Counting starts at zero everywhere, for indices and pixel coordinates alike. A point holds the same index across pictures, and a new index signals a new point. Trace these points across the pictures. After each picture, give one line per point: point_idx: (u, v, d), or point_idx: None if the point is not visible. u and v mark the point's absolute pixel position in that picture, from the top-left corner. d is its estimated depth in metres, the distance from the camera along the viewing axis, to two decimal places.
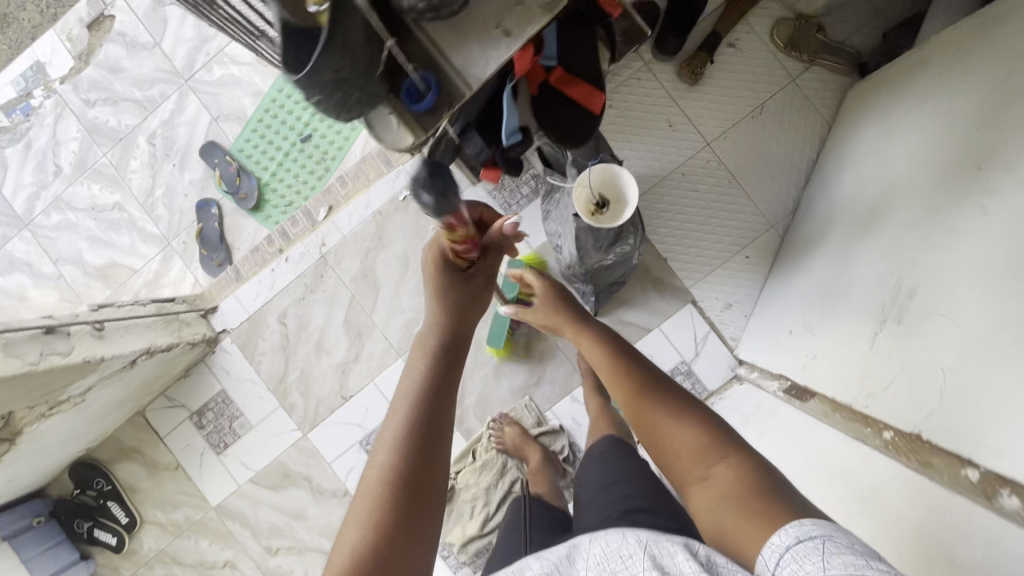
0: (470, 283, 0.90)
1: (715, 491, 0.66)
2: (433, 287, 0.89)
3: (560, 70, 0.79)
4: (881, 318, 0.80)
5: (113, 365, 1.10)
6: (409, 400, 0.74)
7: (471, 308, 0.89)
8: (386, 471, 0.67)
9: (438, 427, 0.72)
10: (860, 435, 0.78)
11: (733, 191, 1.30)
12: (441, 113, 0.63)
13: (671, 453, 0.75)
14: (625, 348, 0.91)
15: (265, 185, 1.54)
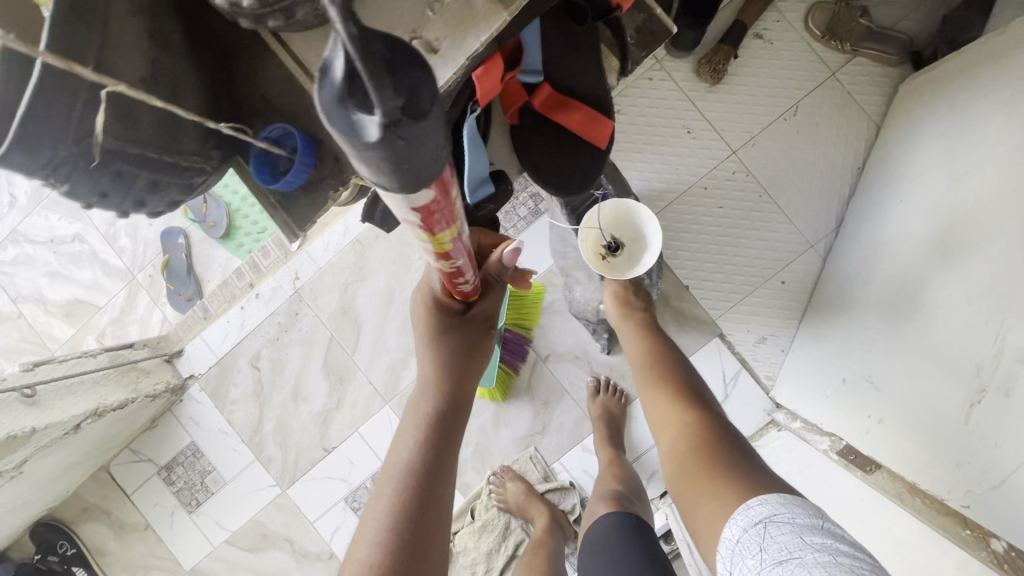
0: (468, 331, 0.69)
1: (693, 467, 0.63)
2: (426, 335, 0.68)
3: (547, 91, 0.68)
4: (978, 385, 0.62)
5: (50, 434, 0.95)
6: (397, 475, 0.59)
7: (476, 354, 0.69)
8: (366, 573, 0.53)
9: (431, 506, 0.58)
10: (957, 539, 0.60)
11: (764, 205, 1.12)
12: (319, 182, 0.53)
13: (661, 423, 0.72)
14: (657, 339, 0.86)
15: (235, 212, 1.35)
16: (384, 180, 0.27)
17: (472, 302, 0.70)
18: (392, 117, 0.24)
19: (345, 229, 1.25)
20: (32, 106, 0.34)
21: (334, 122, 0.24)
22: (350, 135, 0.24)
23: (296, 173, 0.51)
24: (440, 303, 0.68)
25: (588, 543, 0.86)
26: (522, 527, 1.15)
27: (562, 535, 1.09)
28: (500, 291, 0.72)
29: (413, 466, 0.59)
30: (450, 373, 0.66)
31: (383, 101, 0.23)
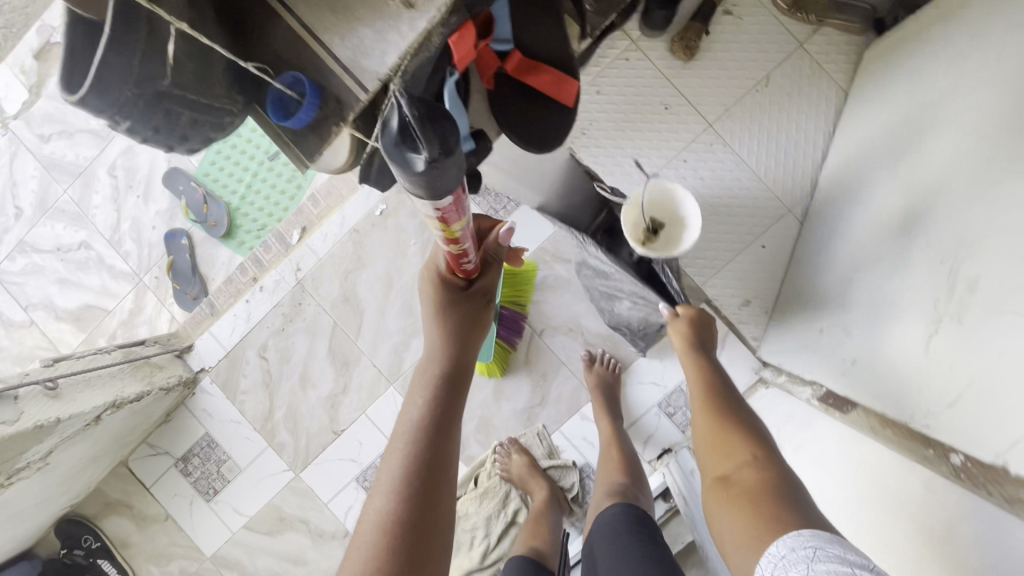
0: (471, 304, 0.71)
1: (741, 498, 0.59)
2: (431, 309, 0.70)
3: (517, 55, 0.68)
4: (936, 317, 0.67)
5: (73, 424, 1.00)
6: (410, 432, 0.60)
7: (477, 327, 0.71)
8: (382, 521, 0.54)
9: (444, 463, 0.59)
10: (919, 458, 0.65)
11: (742, 174, 1.17)
12: (326, 126, 0.53)
13: (713, 452, 0.68)
14: (719, 375, 0.80)
15: (234, 210, 1.43)
16: (425, 195, 0.46)
17: (474, 279, 0.73)
18: (430, 156, 0.43)
19: (342, 220, 1.30)
20: (104, 57, 0.41)
21: (396, 159, 0.43)
22: (405, 166, 0.43)
23: (303, 112, 0.51)
24: (444, 279, 0.71)
25: (598, 526, 0.85)
26: (520, 496, 1.20)
27: (560, 510, 1.13)
28: (497, 269, 0.75)
29: (425, 422, 0.61)
30: (452, 341, 0.67)
31: (427, 149, 0.42)
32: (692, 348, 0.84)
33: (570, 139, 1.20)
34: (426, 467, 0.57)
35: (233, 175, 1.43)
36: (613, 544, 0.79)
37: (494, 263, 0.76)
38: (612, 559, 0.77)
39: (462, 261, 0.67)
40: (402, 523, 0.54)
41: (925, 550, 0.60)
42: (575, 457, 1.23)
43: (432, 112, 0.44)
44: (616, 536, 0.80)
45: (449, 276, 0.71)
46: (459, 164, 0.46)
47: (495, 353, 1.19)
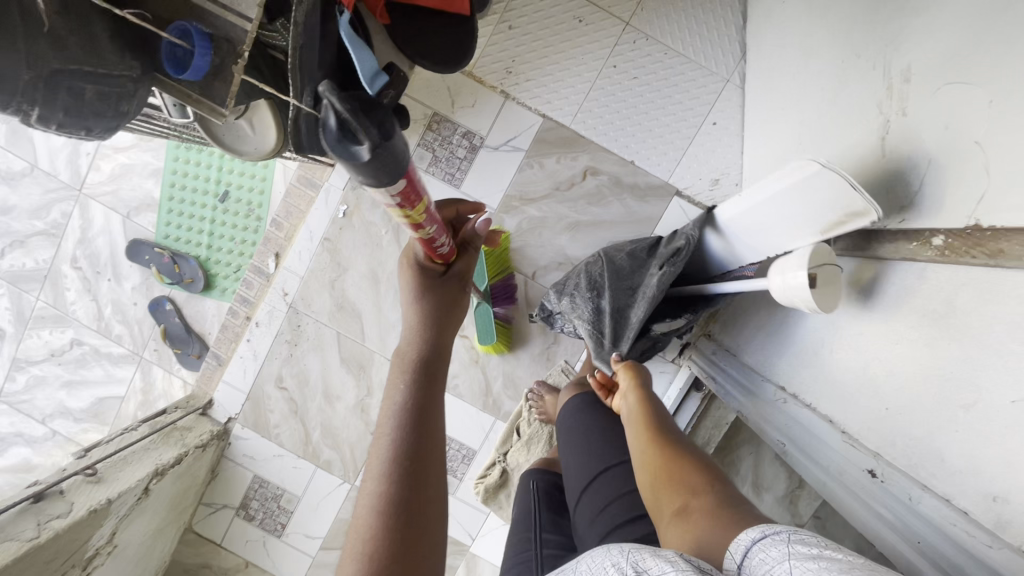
0: (448, 290, 0.69)
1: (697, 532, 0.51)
2: (408, 292, 0.68)
3: None
4: (882, 120, 0.69)
5: (124, 501, 1.02)
6: (394, 417, 0.61)
7: (456, 309, 0.69)
8: (376, 504, 0.56)
9: (430, 447, 0.60)
10: (907, 252, 0.65)
11: (674, 60, 1.17)
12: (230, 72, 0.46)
13: (659, 492, 0.61)
14: (660, 412, 0.74)
15: (206, 261, 1.43)
16: (374, 181, 0.41)
17: (451, 262, 0.70)
18: (372, 144, 0.38)
19: (310, 233, 1.30)
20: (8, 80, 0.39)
21: (338, 152, 0.38)
22: (349, 159, 0.39)
23: (197, 53, 0.47)
24: (421, 264, 0.68)
25: (561, 427, 0.91)
26: None
27: None
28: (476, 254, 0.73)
29: (411, 406, 0.61)
30: (432, 323, 0.66)
31: (367, 136, 0.38)
32: (638, 391, 0.78)
33: (500, 82, 1.20)
34: (414, 452, 0.58)
35: (192, 229, 1.43)
36: (576, 438, 0.85)
37: (468, 247, 0.73)
38: (578, 453, 0.83)
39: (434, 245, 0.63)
40: (394, 504, 0.55)
41: (932, 332, 0.59)
42: None
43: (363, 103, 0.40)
44: (580, 427, 0.85)
45: (427, 263, 0.68)
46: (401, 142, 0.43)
47: (497, 335, 1.22)
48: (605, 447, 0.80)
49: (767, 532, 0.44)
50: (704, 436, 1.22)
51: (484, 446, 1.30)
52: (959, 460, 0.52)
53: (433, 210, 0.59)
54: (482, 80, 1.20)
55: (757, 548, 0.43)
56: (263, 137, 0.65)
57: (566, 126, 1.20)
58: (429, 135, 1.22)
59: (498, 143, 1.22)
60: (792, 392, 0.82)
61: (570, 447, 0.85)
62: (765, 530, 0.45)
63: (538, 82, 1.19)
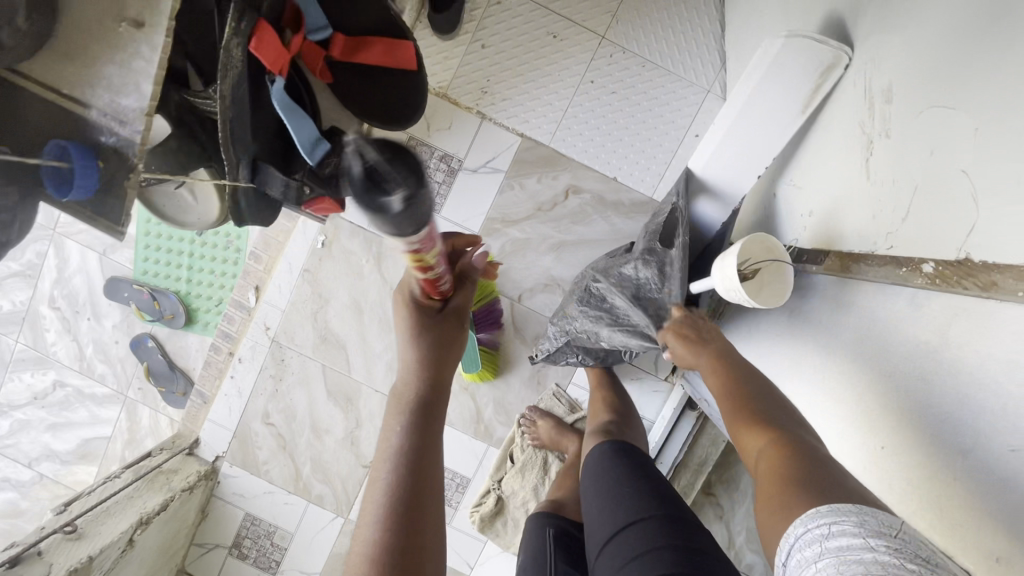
0: (445, 327, 0.67)
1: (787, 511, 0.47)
2: (404, 332, 0.66)
3: (338, 38, 0.72)
4: (866, 140, 0.66)
5: (108, 556, 0.99)
6: (389, 461, 0.57)
7: (455, 346, 0.67)
8: (371, 555, 0.51)
9: (423, 488, 0.56)
10: (894, 278, 0.62)
11: (653, 74, 1.14)
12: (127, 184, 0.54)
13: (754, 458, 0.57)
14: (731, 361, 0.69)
15: (186, 296, 1.40)
16: (400, 232, 0.43)
17: (448, 297, 0.69)
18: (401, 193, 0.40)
19: (290, 265, 1.27)
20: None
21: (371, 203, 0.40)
22: (381, 211, 0.40)
23: (83, 176, 0.51)
24: (418, 302, 0.66)
25: (590, 468, 0.87)
26: (559, 456, 1.22)
27: None
28: (472, 289, 0.72)
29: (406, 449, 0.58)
30: (430, 361, 0.64)
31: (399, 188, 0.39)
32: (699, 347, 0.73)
33: (475, 103, 1.17)
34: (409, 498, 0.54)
35: (170, 263, 1.40)
36: (602, 488, 0.81)
37: (465, 282, 0.72)
38: (603, 503, 0.78)
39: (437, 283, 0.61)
40: (388, 557, 0.51)
41: (926, 366, 0.56)
42: None
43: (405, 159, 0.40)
44: (611, 473, 0.81)
45: (423, 301, 0.66)
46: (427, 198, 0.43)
47: (482, 362, 1.19)
48: (631, 498, 0.75)
49: (813, 521, 0.44)
50: (701, 455, 1.19)
51: (478, 473, 1.27)
52: (963, 509, 0.49)
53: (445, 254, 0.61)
54: (457, 101, 1.17)
55: (795, 547, 0.44)
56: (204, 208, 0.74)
57: (545, 145, 1.18)
58: None
59: (476, 164, 1.19)
60: None
61: (597, 495, 0.80)
62: (829, 505, 0.44)
63: (514, 101, 1.16)
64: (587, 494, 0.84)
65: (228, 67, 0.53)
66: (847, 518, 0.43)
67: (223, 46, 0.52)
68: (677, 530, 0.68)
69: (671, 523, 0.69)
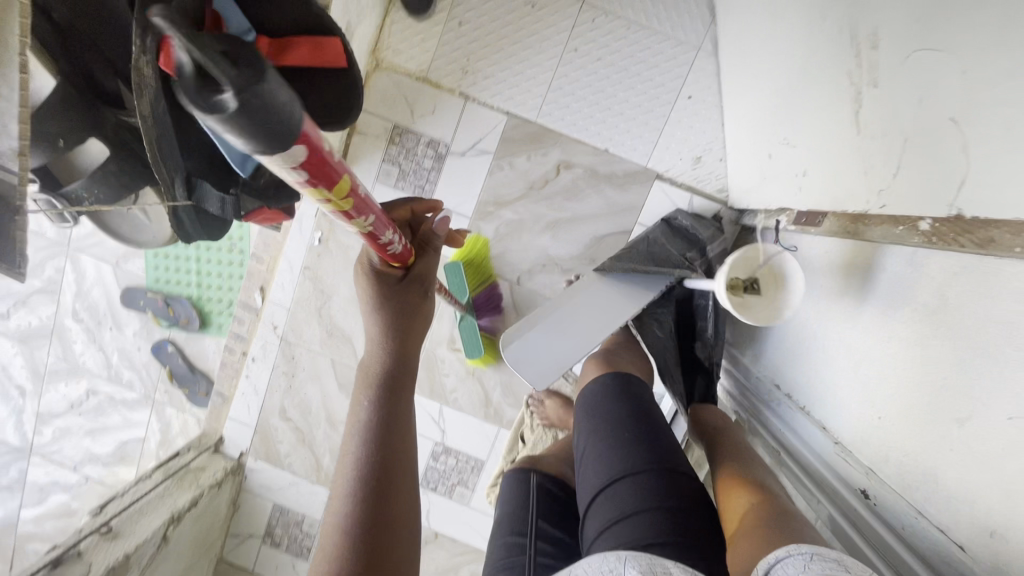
0: (404, 296, 0.66)
1: (745, 543, 0.54)
2: (367, 303, 0.66)
3: (262, 41, 0.61)
4: (854, 91, 0.61)
5: (144, 552, 1.04)
6: (359, 429, 0.60)
7: (415, 319, 0.67)
8: (344, 515, 0.53)
9: (399, 452, 0.59)
10: (896, 238, 0.60)
11: (639, 35, 1.08)
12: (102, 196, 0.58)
13: (727, 502, 0.65)
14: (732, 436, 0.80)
15: (198, 301, 1.44)
16: (261, 146, 0.32)
17: (409, 265, 0.68)
18: (238, 88, 0.28)
19: (290, 264, 1.28)
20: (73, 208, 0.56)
21: (197, 106, 0.28)
22: (212, 114, 0.29)
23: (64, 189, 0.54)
24: (378, 271, 0.66)
25: (589, 404, 0.80)
26: None
27: None
28: (435, 256, 0.71)
29: (375, 417, 0.60)
30: (392, 334, 0.64)
31: (227, 81, 0.28)
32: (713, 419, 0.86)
33: (457, 83, 1.14)
34: (380, 460, 0.57)
35: (179, 269, 1.43)
36: (598, 429, 0.74)
37: (426, 249, 0.70)
38: (593, 447, 0.73)
39: (382, 243, 0.59)
40: (359, 517, 0.53)
41: (923, 330, 0.54)
42: None
43: (239, 49, 0.29)
44: (611, 416, 0.75)
45: (384, 269, 0.66)
46: (286, 92, 0.32)
47: (484, 346, 1.19)
48: (627, 444, 0.70)
49: (794, 551, 0.46)
50: None
51: (491, 455, 1.29)
52: (956, 483, 0.46)
53: (372, 201, 0.52)
54: (438, 84, 1.14)
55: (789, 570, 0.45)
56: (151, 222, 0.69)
57: (533, 121, 1.14)
58: (393, 149, 1.18)
59: (464, 147, 1.17)
60: (788, 392, 0.78)
61: (587, 439, 0.75)
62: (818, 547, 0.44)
63: (497, 78, 1.13)
64: (581, 432, 0.77)
65: (141, 89, 0.44)
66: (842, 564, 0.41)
67: (133, 66, 0.42)
68: (670, 487, 0.65)
69: (663, 480, 0.65)
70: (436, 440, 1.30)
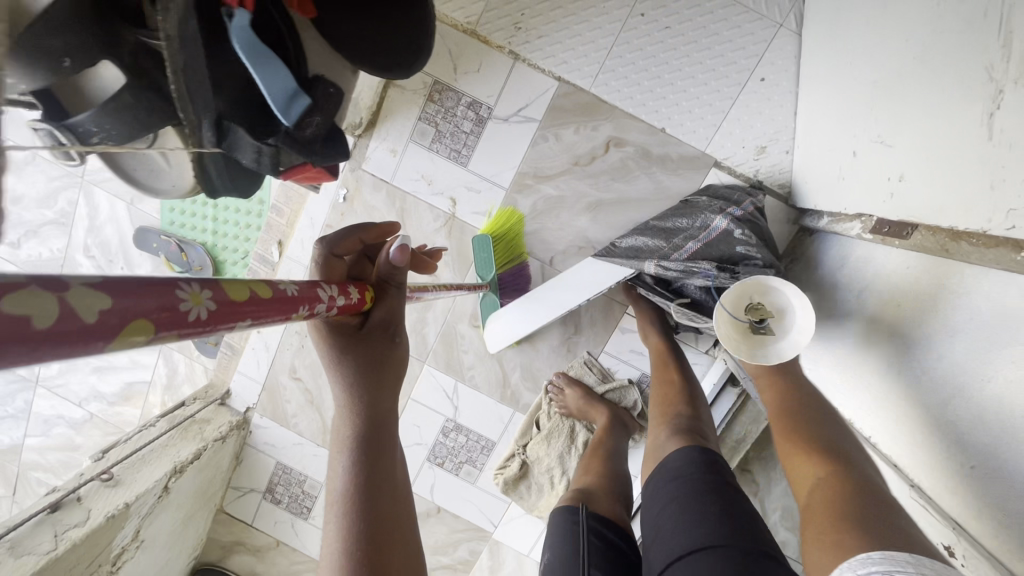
0: (372, 344, 0.58)
1: (817, 529, 0.56)
2: (327, 361, 0.56)
3: None
4: (994, 88, 0.52)
5: (145, 501, 1.03)
6: (337, 506, 0.50)
7: (386, 365, 0.57)
8: None
9: (389, 527, 0.50)
10: (1005, 262, 0.53)
11: (715, 4, 0.97)
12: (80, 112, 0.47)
13: (796, 476, 0.68)
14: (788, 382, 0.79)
15: (213, 249, 1.38)
16: None
17: (368, 311, 0.59)
18: None
19: (311, 220, 1.21)
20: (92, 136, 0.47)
21: None
22: None
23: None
24: (332, 322, 0.56)
25: (660, 471, 0.72)
26: (586, 426, 1.18)
27: (627, 432, 1.07)
28: (399, 294, 0.61)
29: (353, 491, 0.50)
30: (360, 391, 0.55)
31: None
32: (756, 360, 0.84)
33: (508, 41, 1.04)
34: (368, 543, 0.48)
35: (195, 214, 1.37)
36: (679, 499, 0.65)
37: (388, 286, 0.61)
38: (674, 516, 0.63)
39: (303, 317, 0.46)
40: None
41: None
42: (630, 374, 1.17)
43: None
44: (690, 481, 0.66)
45: (337, 323, 0.56)
46: None
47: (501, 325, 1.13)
48: (712, 517, 0.60)
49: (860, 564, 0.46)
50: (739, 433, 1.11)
51: (503, 438, 1.26)
52: None
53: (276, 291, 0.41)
54: (487, 40, 1.04)
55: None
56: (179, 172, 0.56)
57: (585, 90, 1.05)
58: (431, 107, 1.09)
59: (508, 113, 1.08)
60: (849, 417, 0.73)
61: (662, 507, 0.66)
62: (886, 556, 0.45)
63: (552, 39, 1.02)
64: (658, 501, 0.68)
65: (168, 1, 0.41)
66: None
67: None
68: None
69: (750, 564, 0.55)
70: (447, 417, 1.26)
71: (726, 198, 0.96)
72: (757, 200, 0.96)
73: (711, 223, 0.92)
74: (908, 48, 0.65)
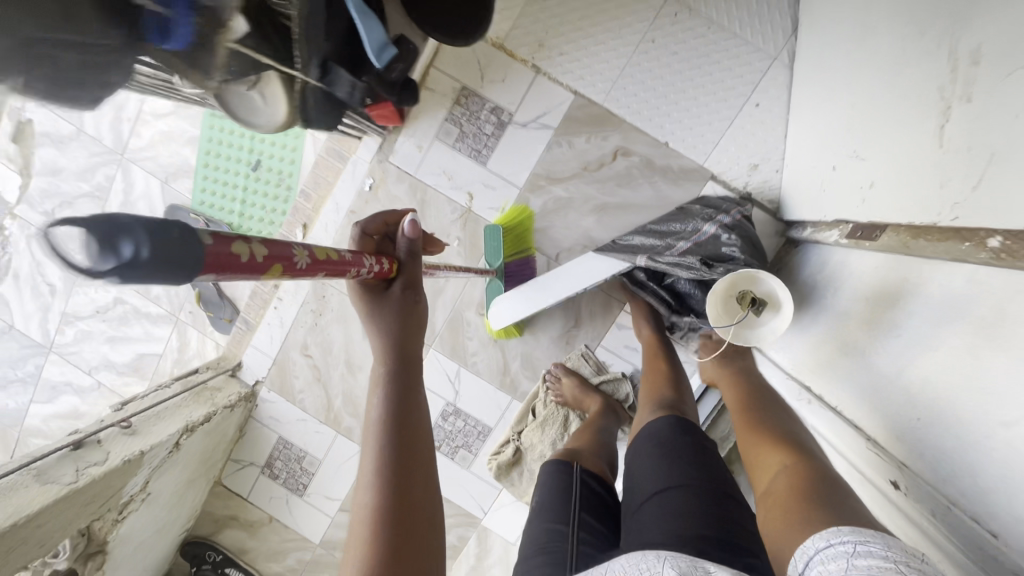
0: (401, 302, 0.66)
1: (780, 514, 0.58)
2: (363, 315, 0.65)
3: None
4: (943, 106, 0.62)
5: (157, 453, 1.08)
6: (374, 434, 0.58)
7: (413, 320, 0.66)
8: (369, 515, 0.53)
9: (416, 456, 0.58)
10: (955, 254, 0.61)
11: (718, 36, 1.09)
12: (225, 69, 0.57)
13: (762, 470, 0.69)
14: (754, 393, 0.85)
15: (238, 229, 1.46)
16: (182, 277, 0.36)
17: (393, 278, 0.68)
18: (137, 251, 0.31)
19: (337, 205, 1.30)
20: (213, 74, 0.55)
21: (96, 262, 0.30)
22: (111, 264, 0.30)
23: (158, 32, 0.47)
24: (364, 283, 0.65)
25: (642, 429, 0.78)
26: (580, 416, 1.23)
27: (618, 420, 1.13)
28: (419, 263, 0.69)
29: (387, 422, 0.58)
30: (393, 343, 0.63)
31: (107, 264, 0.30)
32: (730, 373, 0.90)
33: (532, 55, 1.15)
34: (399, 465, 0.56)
35: (225, 196, 1.46)
36: (660, 449, 0.72)
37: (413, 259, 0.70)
38: (653, 464, 0.71)
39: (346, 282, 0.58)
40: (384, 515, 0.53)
41: (978, 342, 0.55)
42: (624, 368, 1.24)
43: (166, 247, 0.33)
44: (671, 437, 0.73)
45: (368, 288, 0.65)
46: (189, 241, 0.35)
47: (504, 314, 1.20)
48: (688, 466, 0.68)
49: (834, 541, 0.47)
50: (723, 430, 1.19)
51: (499, 424, 1.32)
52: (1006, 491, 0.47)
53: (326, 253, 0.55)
54: (513, 53, 1.16)
55: (818, 558, 0.47)
56: (272, 109, 0.66)
57: (598, 103, 1.16)
58: (457, 109, 1.20)
59: (527, 119, 1.18)
60: (820, 392, 0.81)
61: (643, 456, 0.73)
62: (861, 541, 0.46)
63: (572, 56, 1.14)
64: (639, 453, 0.75)
65: None
66: (887, 537, 0.45)
67: None
68: (721, 513, 0.62)
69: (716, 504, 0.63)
70: (448, 400, 1.32)
71: (716, 207, 1.06)
72: (745, 209, 1.06)
73: (701, 229, 1.01)
74: (879, 75, 0.76)
